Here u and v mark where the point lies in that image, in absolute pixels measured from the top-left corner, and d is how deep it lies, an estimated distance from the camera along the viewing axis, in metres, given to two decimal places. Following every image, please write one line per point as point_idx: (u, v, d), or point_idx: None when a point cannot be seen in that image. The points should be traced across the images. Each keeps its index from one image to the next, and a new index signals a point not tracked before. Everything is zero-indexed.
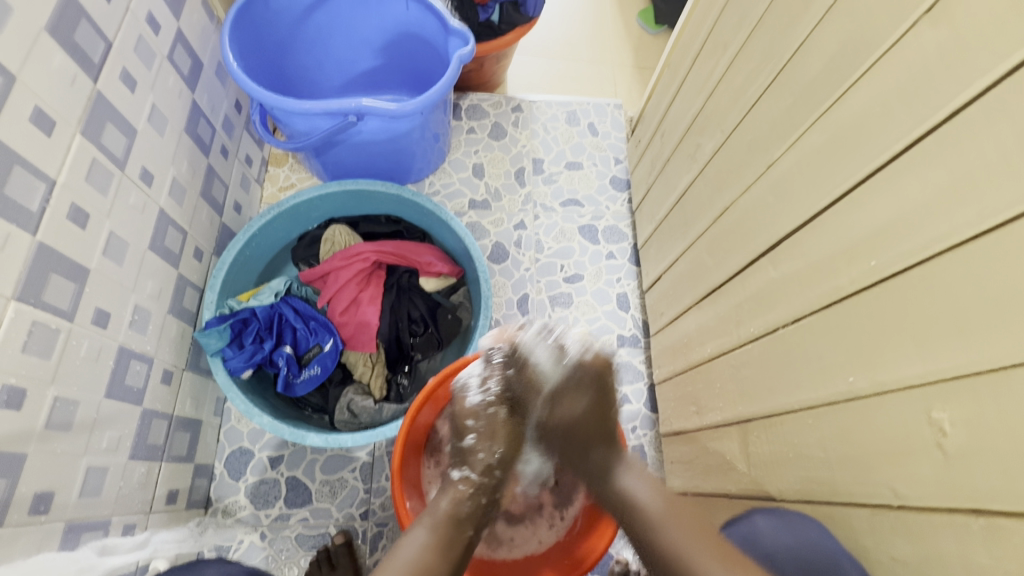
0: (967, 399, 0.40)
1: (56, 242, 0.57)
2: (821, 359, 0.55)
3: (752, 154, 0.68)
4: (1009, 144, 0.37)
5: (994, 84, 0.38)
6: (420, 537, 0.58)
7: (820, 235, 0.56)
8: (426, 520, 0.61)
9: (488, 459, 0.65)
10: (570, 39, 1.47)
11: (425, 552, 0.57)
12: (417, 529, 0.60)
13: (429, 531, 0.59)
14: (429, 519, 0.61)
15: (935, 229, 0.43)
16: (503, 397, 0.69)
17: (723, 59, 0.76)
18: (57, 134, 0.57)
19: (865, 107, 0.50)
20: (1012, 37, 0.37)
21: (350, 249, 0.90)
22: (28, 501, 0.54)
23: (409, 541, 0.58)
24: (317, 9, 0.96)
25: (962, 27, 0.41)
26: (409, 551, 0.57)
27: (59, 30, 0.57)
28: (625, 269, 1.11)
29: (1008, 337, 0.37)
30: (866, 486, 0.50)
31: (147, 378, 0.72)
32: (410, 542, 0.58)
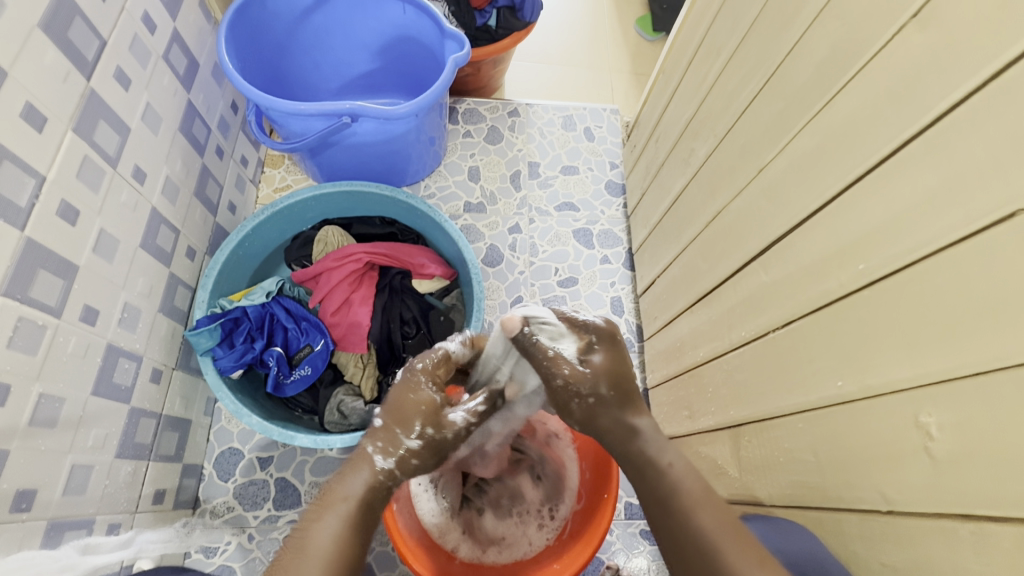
0: (953, 403, 0.40)
1: (45, 238, 0.57)
2: (811, 363, 0.55)
3: (744, 158, 0.68)
4: (994, 146, 0.38)
5: (979, 88, 0.39)
6: (332, 524, 0.52)
7: (810, 239, 0.56)
8: (340, 507, 0.54)
9: (417, 448, 0.59)
10: (568, 45, 1.47)
11: (332, 540, 0.51)
12: (328, 512, 0.53)
13: (343, 518, 0.53)
14: (340, 503, 0.54)
15: (922, 233, 0.43)
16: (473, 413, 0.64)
17: (716, 64, 0.76)
18: (49, 130, 0.57)
19: (854, 112, 0.50)
20: (997, 41, 0.37)
21: (343, 250, 0.89)
22: (11, 498, 0.53)
23: (319, 524, 0.52)
24: (314, 11, 0.96)
25: (947, 32, 0.41)
26: (321, 535, 0.51)
27: (52, 27, 0.57)
28: (620, 273, 1.11)
29: (993, 340, 0.37)
30: (855, 491, 0.50)
31: (136, 376, 0.72)
32: (319, 526, 0.52)
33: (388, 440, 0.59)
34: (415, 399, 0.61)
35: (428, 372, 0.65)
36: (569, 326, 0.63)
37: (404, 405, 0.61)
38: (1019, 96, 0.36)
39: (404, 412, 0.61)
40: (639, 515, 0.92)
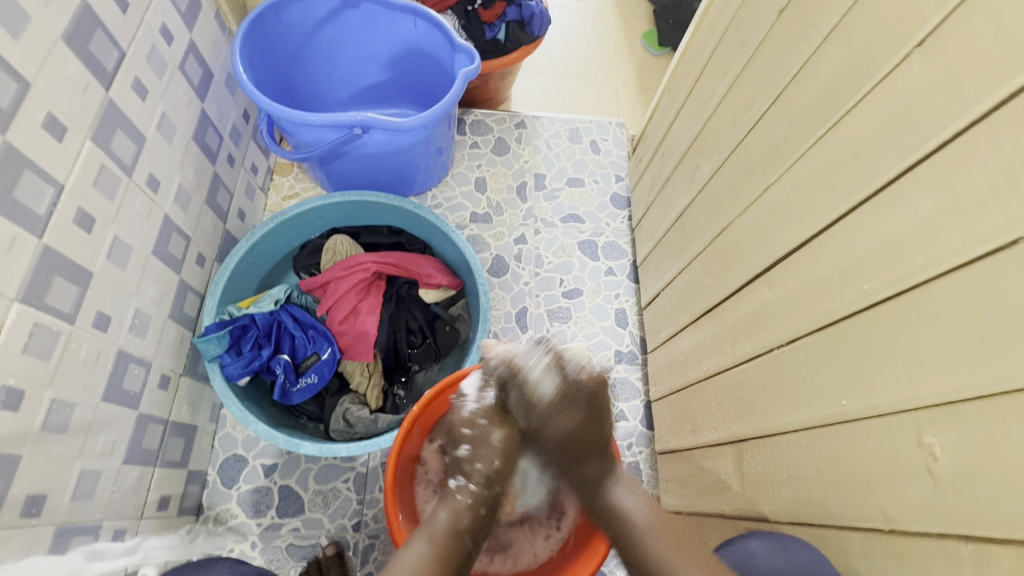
0: (957, 425, 0.40)
1: (61, 246, 0.58)
2: (814, 381, 0.55)
3: (749, 176, 0.69)
4: (996, 174, 0.38)
5: (981, 117, 0.40)
6: (424, 541, 0.61)
7: (815, 258, 0.56)
8: (425, 531, 0.62)
9: (483, 470, 0.67)
10: (574, 59, 1.49)
11: (426, 555, 0.60)
12: (421, 536, 0.62)
13: (436, 534, 0.62)
14: (431, 527, 0.63)
15: (925, 256, 0.44)
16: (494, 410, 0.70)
17: (722, 83, 0.77)
18: (68, 140, 0.58)
19: (858, 134, 0.51)
20: (999, 72, 0.38)
21: (352, 259, 0.90)
22: (21, 504, 0.54)
23: (414, 544, 0.61)
24: (326, 24, 0.98)
25: (950, 61, 0.42)
26: (415, 555, 0.59)
27: (74, 39, 0.58)
28: (624, 285, 1.12)
29: (995, 363, 0.38)
30: (858, 510, 0.50)
31: (144, 382, 0.73)
32: (413, 550, 0.60)
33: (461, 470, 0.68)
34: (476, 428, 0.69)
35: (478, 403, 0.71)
36: (552, 359, 0.68)
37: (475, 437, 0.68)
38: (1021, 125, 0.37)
39: (460, 428, 0.71)
40: None
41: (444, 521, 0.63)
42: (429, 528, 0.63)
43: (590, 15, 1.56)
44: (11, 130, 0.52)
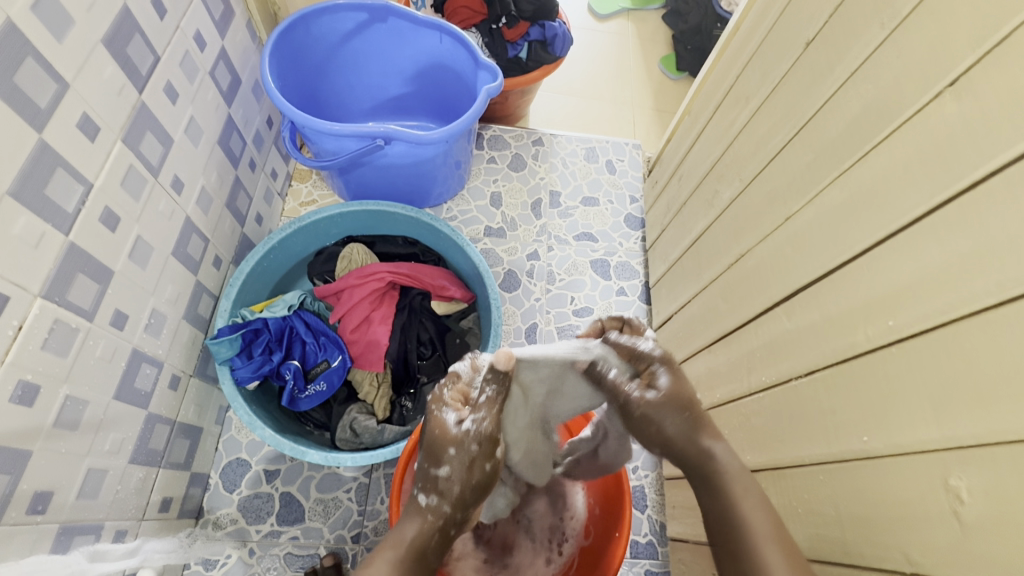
0: (984, 468, 0.40)
1: (86, 244, 0.58)
2: (833, 415, 0.55)
3: (770, 205, 0.69)
4: None
5: (1015, 159, 0.39)
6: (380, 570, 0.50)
7: (837, 290, 0.56)
8: (388, 553, 0.51)
9: (458, 492, 0.54)
10: (593, 79, 1.51)
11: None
12: (379, 562, 0.50)
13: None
14: (394, 547, 0.52)
15: (954, 295, 0.43)
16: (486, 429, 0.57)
17: (745, 111, 0.78)
18: (100, 139, 0.59)
19: (886, 170, 0.51)
20: None
21: (367, 268, 0.91)
22: (27, 500, 0.53)
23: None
24: (354, 36, 1.00)
25: (984, 103, 0.42)
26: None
27: (113, 43, 0.60)
28: (635, 306, 1.12)
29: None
30: (878, 549, 0.48)
31: (155, 382, 0.73)
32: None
33: (436, 489, 0.55)
34: (447, 434, 0.55)
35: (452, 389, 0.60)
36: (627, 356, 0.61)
37: (438, 441, 0.55)
38: None
39: (437, 444, 0.55)
40: (644, 554, 0.91)
41: (401, 538, 0.53)
42: (396, 540, 0.52)
43: (610, 38, 1.58)
44: (47, 128, 0.52)
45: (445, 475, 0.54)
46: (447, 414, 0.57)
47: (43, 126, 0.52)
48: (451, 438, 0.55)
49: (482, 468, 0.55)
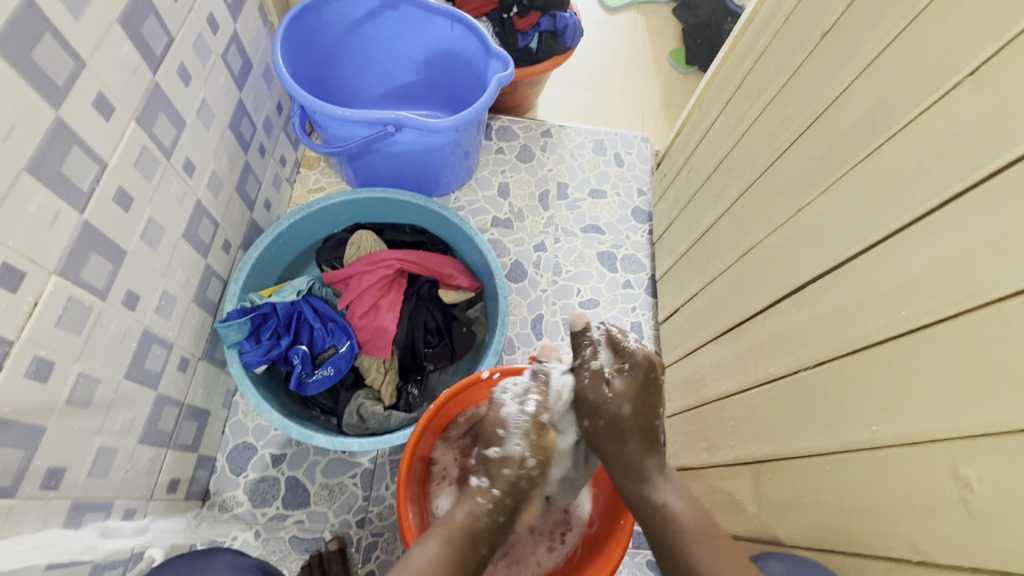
0: (996, 456, 0.40)
1: (99, 223, 0.59)
2: (841, 405, 0.55)
3: (782, 197, 0.69)
4: None
5: None
6: (436, 543, 0.60)
7: (848, 281, 0.56)
8: (440, 532, 0.62)
9: (507, 473, 0.67)
10: (602, 72, 1.51)
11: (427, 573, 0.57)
12: (432, 538, 0.61)
13: (437, 551, 0.59)
14: (447, 526, 0.62)
15: (968, 287, 0.43)
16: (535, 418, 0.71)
17: (757, 103, 0.78)
18: (115, 119, 0.59)
19: (902, 162, 0.51)
20: None
21: (376, 255, 0.91)
22: (40, 475, 0.53)
23: (420, 547, 0.60)
24: (365, 23, 0.99)
25: (1004, 93, 0.42)
26: (431, 548, 0.59)
27: (128, 23, 0.60)
28: (641, 299, 1.12)
29: None
30: (885, 538, 0.49)
31: (165, 363, 0.73)
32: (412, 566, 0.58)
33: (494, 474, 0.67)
34: (496, 430, 0.70)
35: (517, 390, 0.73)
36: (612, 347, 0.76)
37: (490, 433, 0.70)
38: None
39: (491, 430, 0.70)
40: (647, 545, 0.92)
41: (458, 517, 0.63)
42: (452, 526, 0.62)
43: (620, 30, 1.58)
44: (63, 106, 0.53)
45: (498, 460, 0.68)
46: (505, 401, 0.72)
47: (60, 103, 0.52)
48: (501, 430, 0.69)
49: (524, 463, 0.68)
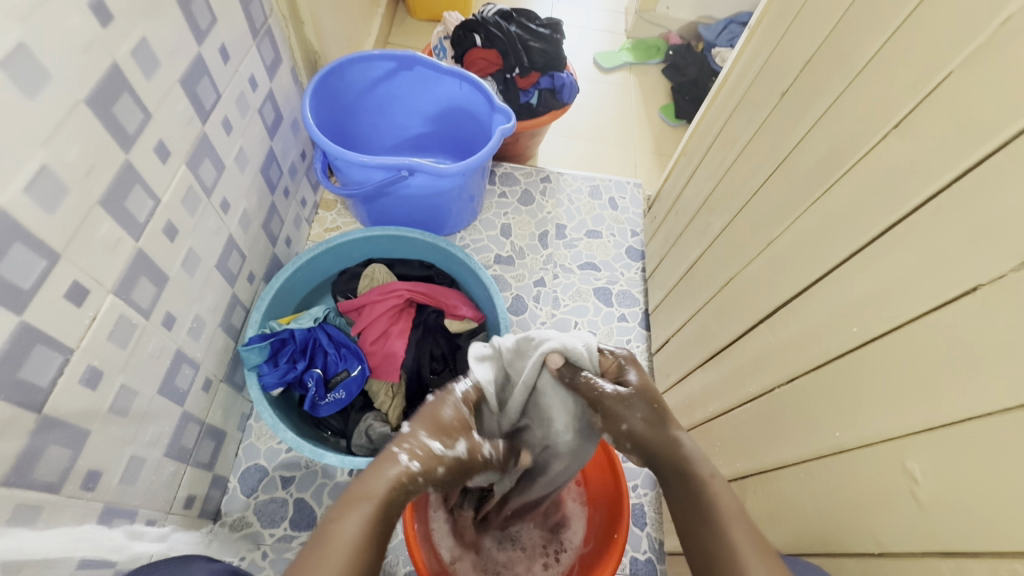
0: (930, 449, 0.45)
1: (149, 250, 0.66)
2: (808, 417, 0.60)
3: (755, 232, 0.77)
4: (953, 235, 0.45)
5: (936, 192, 0.47)
6: (350, 525, 0.50)
7: (809, 305, 0.63)
8: (360, 506, 0.52)
9: (439, 474, 0.60)
10: (597, 125, 1.64)
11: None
12: (351, 515, 0.51)
13: (353, 539, 0.49)
14: (365, 501, 0.53)
15: (897, 305, 0.50)
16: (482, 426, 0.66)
17: (732, 151, 0.87)
18: (170, 162, 0.68)
19: (845, 199, 0.59)
20: (950, 152, 0.46)
21: (387, 286, 0.98)
22: (81, 476, 0.58)
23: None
24: (383, 82, 1.12)
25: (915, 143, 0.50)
26: (348, 532, 0.50)
27: (187, 83, 0.69)
28: (635, 332, 1.18)
29: (951, 397, 0.43)
30: (848, 535, 0.53)
31: (192, 382, 0.79)
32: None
33: (414, 446, 0.59)
34: (444, 418, 0.63)
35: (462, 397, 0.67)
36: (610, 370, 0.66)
37: (436, 416, 0.63)
38: (972, 197, 0.44)
39: (443, 424, 0.62)
40: (643, 571, 0.93)
41: (369, 487, 0.54)
42: (361, 504, 0.52)
43: (614, 88, 1.72)
44: (132, 150, 0.60)
45: (407, 435, 0.60)
46: (451, 402, 0.65)
47: (131, 147, 0.60)
48: (448, 425, 0.63)
49: (449, 461, 0.61)
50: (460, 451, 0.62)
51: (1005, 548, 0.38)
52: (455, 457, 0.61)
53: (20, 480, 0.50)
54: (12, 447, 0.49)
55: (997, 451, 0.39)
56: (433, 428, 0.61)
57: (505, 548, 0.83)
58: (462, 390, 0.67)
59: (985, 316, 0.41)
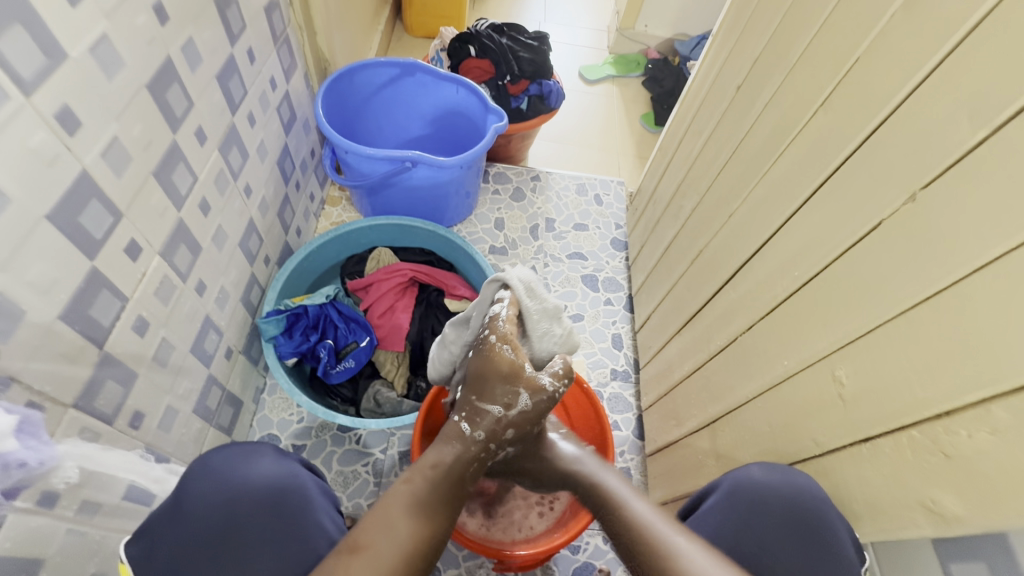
0: (855, 358, 0.54)
1: (188, 222, 0.75)
2: (764, 354, 0.69)
3: (718, 208, 0.87)
4: (861, 185, 0.56)
5: (851, 153, 0.58)
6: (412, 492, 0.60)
7: (762, 261, 0.72)
8: (424, 472, 0.63)
9: (509, 433, 0.68)
10: (583, 131, 1.76)
11: (404, 537, 0.56)
12: (414, 479, 0.62)
13: (406, 501, 0.59)
14: (424, 471, 0.63)
15: (825, 248, 0.60)
16: (551, 386, 0.70)
17: (699, 141, 0.98)
18: (206, 146, 0.77)
19: (787, 168, 0.69)
20: (857, 122, 0.57)
21: (392, 266, 1.08)
22: (129, 415, 0.66)
23: (370, 551, 0.53)
24: (386, 87, 1.23)
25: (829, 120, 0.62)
26: (400, 499, 0.59)
27: (221, 78, 0.79)
28: (620, 314, 1.28)
29: (865, 313, 0.53)
30: (799, 445, 0.63)
31: (217, 348, 0.87)
32: (378, 535, 0.55)
33: (467, 413, 0.68)
34: (500, 372, 0.68)
35: (503, 338, 0.69)
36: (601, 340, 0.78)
37: (490, 376, 0.68)
38: (874, 153, 0.54)
39: (492, 384, 0.68)
40: None
41: (430, 460, 0.64)
42: (419, 471, 0.63)
43: (598, 99, 1.86)
44: (178, 131, 0.70)
45: (462, 405, 0.69)
46: (504, 354, 0.68)
47: (177, 128, 0.70)
48: (507, 384, 0.68)
49: (511, 417, 0.68)
50: (522, 405, 0.68)
51: (906, 420, 0.48)
52: (519, 412, 0.68)
53: (86, 406, 0.58)
54: (82, 373, 0.57)
55: (896, 346, 0.49)
56: (478, 386, 0.68)
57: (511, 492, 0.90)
58: (496, 332, 0.70)
59: (883, 244, 0.52)
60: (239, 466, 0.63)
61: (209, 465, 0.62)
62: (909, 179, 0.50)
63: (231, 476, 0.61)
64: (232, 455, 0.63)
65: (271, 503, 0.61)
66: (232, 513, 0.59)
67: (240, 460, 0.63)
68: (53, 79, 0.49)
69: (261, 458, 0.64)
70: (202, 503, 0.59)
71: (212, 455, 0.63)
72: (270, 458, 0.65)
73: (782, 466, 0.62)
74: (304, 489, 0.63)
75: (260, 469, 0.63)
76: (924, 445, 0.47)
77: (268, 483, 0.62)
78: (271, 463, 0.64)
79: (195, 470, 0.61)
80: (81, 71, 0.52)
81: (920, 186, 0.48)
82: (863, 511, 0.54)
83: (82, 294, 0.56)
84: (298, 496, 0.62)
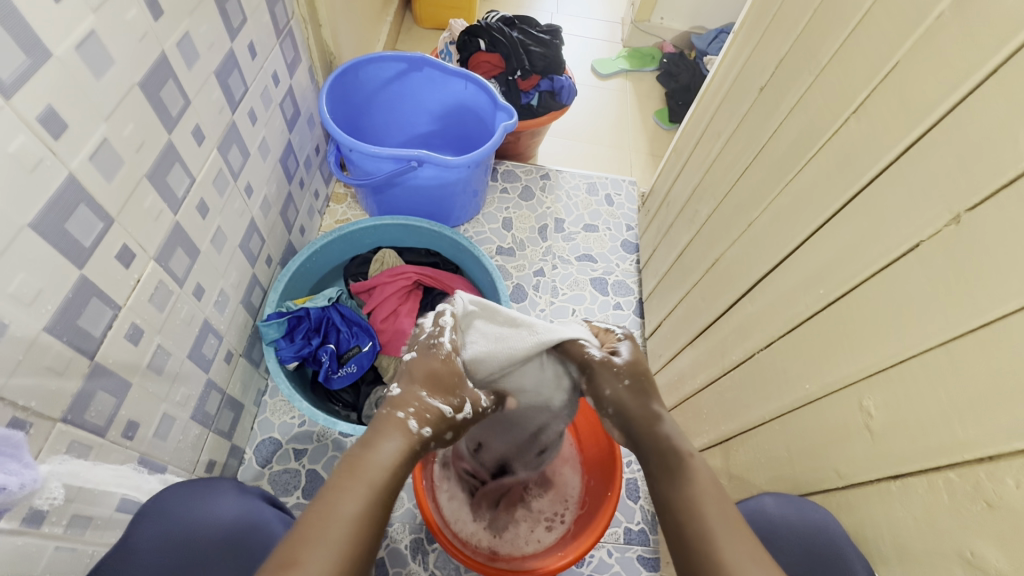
0: (886, 386, 0.51)
1: (184, 224, 0.72)
2: (785, 374, 0.65)
3: (737, 215, 0.83)
4: (897, 203, 0.52)
5: (885, 167, 0.54)
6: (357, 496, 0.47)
7: (785, 275, 0.68)
8: (368, 474, 0.49)
9: (447, 435, 0.59)
10: (595, 128, 1.72)
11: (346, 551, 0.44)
12: (355, 486, 0.48)
13: (353, 513, 0.46)
14: (367, 479, 0.49)
15: (855, 267, 0.56)
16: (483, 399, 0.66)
17: (717, 143, 0.94)
18: (204, 145, 0.74)
19: (815, 178, 0.64)
20: (894, 134, 0.53)
21: (396, 268, 1.06)
22: (123, 425, 0.64)
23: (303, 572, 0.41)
24: (393, 82, 1.20)
25: (862, 130, 0.57)
26: (347, 509, 0.46)
27: (220, 75, 0.76)
28: (630, 319, 1.24)
29: (898, 340, 0.50)
30: (821, 473, 0.59)
31: (216, 352, 0.85)
32: (316, 550, 0.43)
33: (416, 408, 0.57)
34: (446, 372, 0.62)
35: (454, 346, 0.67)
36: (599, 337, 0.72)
37: (436, 375, 0.61)
38: (914, 169, 0.50)
39: (440, 380, 0.61)
40: (637, 541, 0.98)
41: (375, 466, 0.50)
42: (362, 475, 0.49)
43: (611, 94, 1.81)
44: (174, 131, 0.67)
45: (405, 397, 0.57)
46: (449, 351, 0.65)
47: (173, 128, 0.67)
48: (450, 383, 0.61)
49: (455, 419, 0.60)
50: (466, 411, 0.62)
51: (942, 460, 0.45)
52: (461, 416, 0.61)
53: (77, 419, 0.57)
54: (71, 386, 0.55)
55: (934, 379, 0.46)
56: (430, 384, 0.60)
57: (524, 505, 0.89)
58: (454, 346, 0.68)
59: (922, 268, 0.48)
60: (199, 506, 0.60)
61: (163, 504, 0.60)
62: (952, 198, 0.46)
63: (182, 516, 0.59)
64: (184, 494, 0.61)
65: (228, 546, 0.58)
66: (189, 551, 0.57)
67: (199, 497, 0.61)
68: (36, 80, 0.47)
69: (221, 497, 0.61)
70: (150, 543, 0.57)
71: (166, 496, 0.61)
72: (230, 495, 0.62)
73: (801, 498, 0.59)
74: (266, 526, 0.60)
75: (225, 509, 0.60)
76: (964, 489, 0.43)
77: (227, 523, 0.59)
78: (231, 502, 0.61)
79: (145, 511, 0.60)
80: (67, 71, 0.50)
81: (966, 208, 0.45)
82: (888, 551, 0.51)
83: (70, 305, 0.54)
84: (257, 534, 0.59)
